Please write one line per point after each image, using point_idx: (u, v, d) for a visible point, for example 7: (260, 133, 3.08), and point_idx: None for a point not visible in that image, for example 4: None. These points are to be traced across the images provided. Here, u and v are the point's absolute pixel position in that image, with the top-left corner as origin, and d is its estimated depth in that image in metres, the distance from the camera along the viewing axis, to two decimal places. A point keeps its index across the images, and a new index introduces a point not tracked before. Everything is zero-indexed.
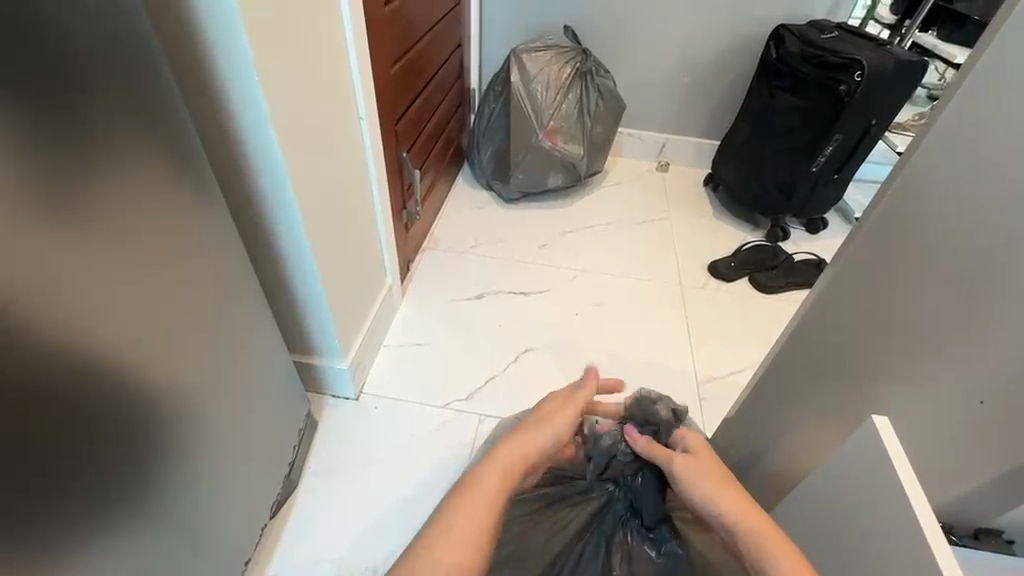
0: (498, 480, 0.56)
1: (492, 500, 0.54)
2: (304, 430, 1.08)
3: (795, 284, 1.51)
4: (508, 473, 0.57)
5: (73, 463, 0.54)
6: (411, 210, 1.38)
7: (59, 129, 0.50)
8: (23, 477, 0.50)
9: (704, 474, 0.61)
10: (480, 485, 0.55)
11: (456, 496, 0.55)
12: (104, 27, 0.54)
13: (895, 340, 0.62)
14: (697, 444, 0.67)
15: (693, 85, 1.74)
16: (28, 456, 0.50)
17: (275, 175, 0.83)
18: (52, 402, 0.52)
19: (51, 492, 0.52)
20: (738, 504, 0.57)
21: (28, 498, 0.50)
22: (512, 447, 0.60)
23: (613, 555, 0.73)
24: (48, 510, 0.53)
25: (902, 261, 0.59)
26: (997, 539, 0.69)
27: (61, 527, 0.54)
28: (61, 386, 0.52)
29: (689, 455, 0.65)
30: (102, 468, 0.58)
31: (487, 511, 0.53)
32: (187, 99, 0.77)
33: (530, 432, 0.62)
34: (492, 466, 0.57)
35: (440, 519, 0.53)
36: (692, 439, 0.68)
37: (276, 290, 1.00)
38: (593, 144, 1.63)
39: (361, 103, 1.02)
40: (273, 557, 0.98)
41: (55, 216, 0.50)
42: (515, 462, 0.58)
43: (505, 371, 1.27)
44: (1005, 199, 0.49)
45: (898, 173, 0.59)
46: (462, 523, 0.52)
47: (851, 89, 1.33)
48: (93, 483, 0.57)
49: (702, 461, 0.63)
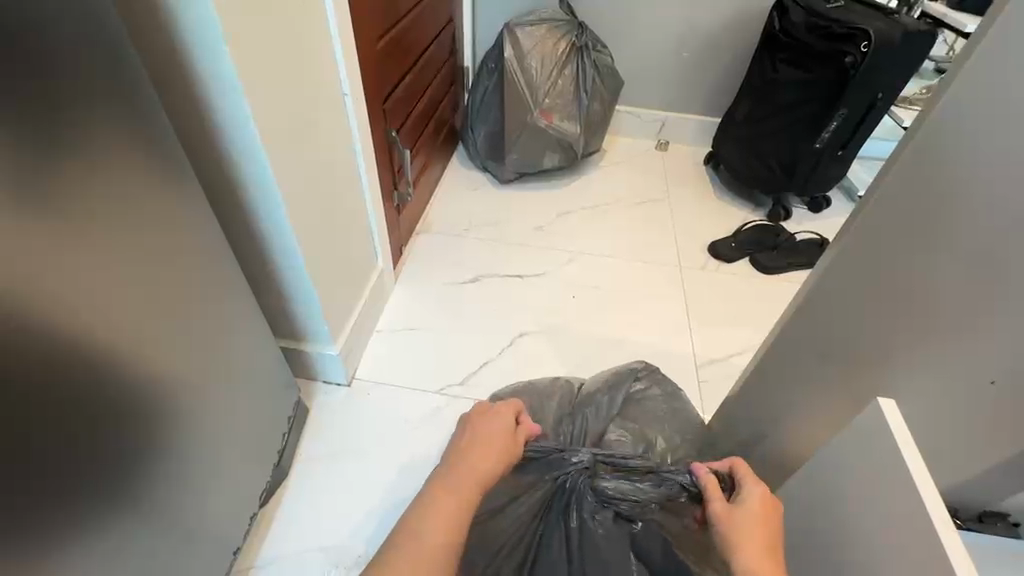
0: (470, 491, 0.60)
1: (456, 518, 0.57)
2: (294, 419, 1.07)
3: (797, 264, 1.48)
4: (458, 516, 0.57)
5: (72, 464, 0.54)
6: (403, 192, 1.35)
7: (31, 119, 0.47)
8: (11, 480, 0.48)
9: (744, 524, 0.58)
10: (449, 492, 0.59)
11: (430, 499, 0.59)
12: (79, 16, 0.51)
13: (908, 322, 0.59)
14: (752, 499, 0.61)
15: (693, 61, 1.69)
16: (26, 456, 0.49)
17: (254, 157, 0.79)
18: (50, 403, 0.51)
19: (45, 492, 0.52)
20: (762, 551, 0.56)
21: (20, 497, 0.49)
22: (456, 481, 0.60)
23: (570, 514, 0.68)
24: (50, 509, 0.53)
25: (919, 246, 0.56)
26: (1001, 522, 0.67)
27: (63, 527, 0.54)
28: (60, 384, 0.52)
29: (738, 506, 0.61)
30: (97, 466, 0.58)
31: (454, 520, 0.57)
32: (159, 83, 0.74)
33: (486, 446, 0.65)
34: (461, 475, 0.61)
35: (415, 525, 0.57)
36: (752, 491, 0.62)
37: (259, 277, 0.98)
38: (591, 124, 1.59)
39: (343, 80, 0.98)
40: (262, 547, 0.97)
41: (32, 213, 0.48)
42: (462, 492, 0.59)
43: (503, 355, 1.25)
44: (1008, 186, 0.47)
45: (903, 147, 0.55)
46: (436, 527, 0.56)
47: (856, 61, 1.28)
48: (88, 483, 0.57)
49: (746, 517, 0.59)
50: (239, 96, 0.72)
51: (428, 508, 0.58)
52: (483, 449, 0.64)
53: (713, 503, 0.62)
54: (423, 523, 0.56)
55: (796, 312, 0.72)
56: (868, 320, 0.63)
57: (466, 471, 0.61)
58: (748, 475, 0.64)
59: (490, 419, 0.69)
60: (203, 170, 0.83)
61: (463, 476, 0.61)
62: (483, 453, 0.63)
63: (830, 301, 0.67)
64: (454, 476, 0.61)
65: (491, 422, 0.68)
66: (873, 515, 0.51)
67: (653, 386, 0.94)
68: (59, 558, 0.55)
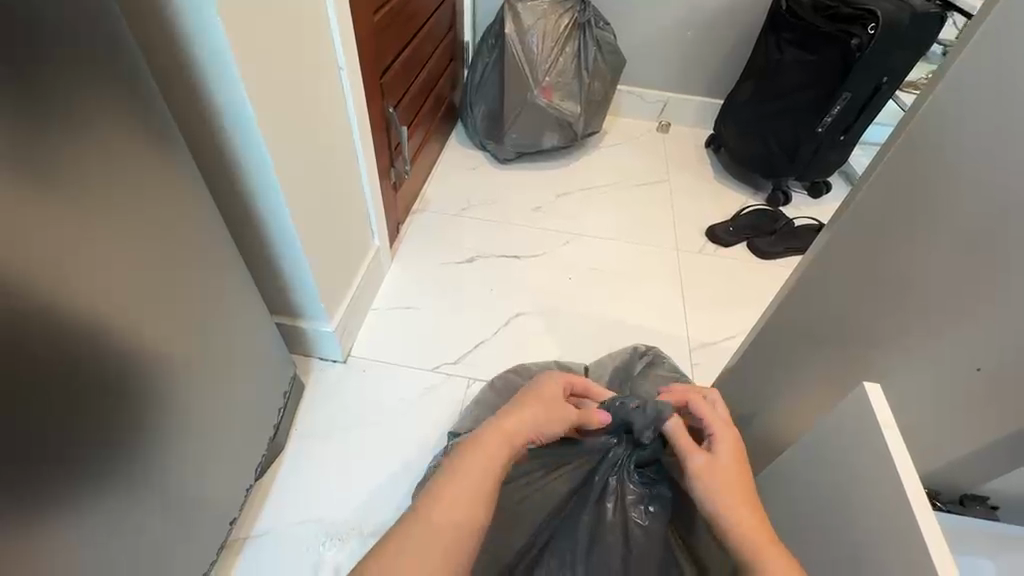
0: (503, 453, 0.57)
1: (492, 470, 0.55)
2: (291, 392, 1.08)
3: (795, 249, 1.48)
4: (490, 475, 0.54)
5: (73, 434, 0.55)
6: (400, 169, 1.33)
7: (32, 94, 0.47)
8: (14, 451, 0.49)
9: (729, 478, 0.57)
10: (487, 448, 0.56)
11: (463, 456, 0.55)
12: None
13: (900, 307, 0.60)
14: (727, 456, 0.60)
15: (697, 41, 1.66)
16: (31, 427, 0.50)
17: (246, 131, 0.78)
18: (57, 373, 0.52)
19: (47, 464, 0.53)
20: (744, 512, 0.54)
21: (23, 465, 0.50)
22: (491, 439, 0.57)
23: (608, 500, 0.67)
24: (51, 481, 0.53)
25: (901, 225, 0.56)
26: (983, 504, 0.69)
27: (67, 495, 0.55)
28: (65, 357, 0.52)
29: (718, 460, 0.59)
30: (98, 438, 0.58)
31: (484, 477, 0.54)
32: (148, 53, 0.72)
33: (530, 406, 0.62)
34: (501, 433, 0.58)
35: (439, 482, 0.54)
36: (724, 443, 0.61)
37: (253, 253, 0.98)
38: (591, 103, 1.57)
39: (340, 53, 0.96)
40: (259, 517, 0.99)
41: (30, 185, 0.47)
42: (495, 459, 0.56)
43: (498, 335, 1.26)
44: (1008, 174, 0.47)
45: (900, 132, 0.55)
46: (471, 483, 0.53)
47: (863, 43, 1.26)
48: (89, 453, 0.58)
49: (733, 475, 0.58)
50: (231, 66, 0.71)
51: (460, 468, 0.54)
52: (528, 412, 0.61)
53: (690, 456, 0.60)
54: (441, 497, 0.52)
55: (785, 299, 0.72)
56: (861, 305, 0.64)
57: (495, 430, 0.58)
58: (714, 416, 0.64)
59: (542, 385, 0.66)
60: (194, 142, 0.82)
61: (491, 439, 0.57)
62: (528, 416, 0.61)
63: (819, 291, 0.67)
64: (500, 429, 0.58)
65: (535, 390, 0.65)
66: (859, 498, 0.52)
67: (666, 367, 0.93)
68: (63, 526, 0.56)
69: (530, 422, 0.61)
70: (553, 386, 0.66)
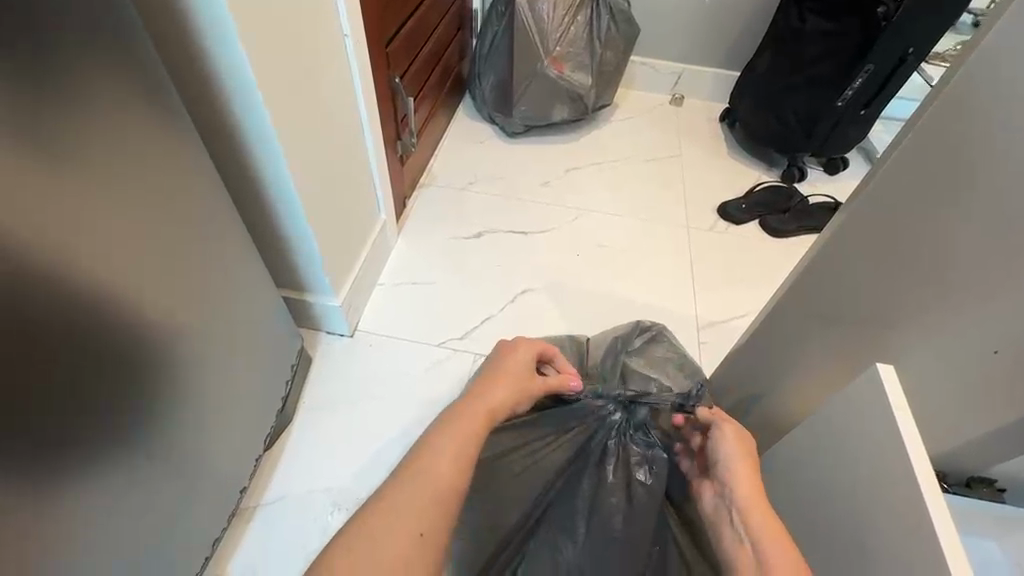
0: (483, 422, 0.57)
1: (475, 436, 0.56)
2: (299, 365, 1.08)
3: (809, 228, 1.45)
4: (472, 442, 0.55)
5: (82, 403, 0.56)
6: (406, 141, 1.31)
7: (33, 59, 0.46)
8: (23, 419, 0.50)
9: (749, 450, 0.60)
10: (466, 418, 0.57)
11: (445, 426, 0.56)
12: None
13: (916, 288, 0.58)
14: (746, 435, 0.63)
15: (714, 9, 1.59)
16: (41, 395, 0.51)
17: (248, 101, 0.77)
18: (65, 344, 0.52)
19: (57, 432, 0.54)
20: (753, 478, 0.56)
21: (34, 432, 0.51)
22: (470, 412, 0.58)
23: (608, 464, 0.68)
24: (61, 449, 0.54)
25: (926, 201, 0.54)
26: (990, 487, 0.68)
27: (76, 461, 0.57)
28: (72, 328, 0.53)
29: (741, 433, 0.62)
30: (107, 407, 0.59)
31: (469, 443, 0.54)
32: (148, 20, 0.71)
33: (504, 379, 0.63)
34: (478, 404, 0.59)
35: (424, 450, 0.53)
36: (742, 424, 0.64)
37: (259, 226, 0.97)
38: (603, 74, 1.52)
39: (344, 20, 0.93)
40: (269, 486, 1.01)
41: (31, 156, 0.47)
42: (476, 427, 0.56)
43: (504, 312, 1.25)
44: None
45: (929, 104, 0.52)
46: (456, 450, 0.53)
47: (889, 12, 1.22)
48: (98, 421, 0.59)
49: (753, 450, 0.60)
50: (230, 33, 0.69)
51: (443, 436, 0.54)
52: (501, 384, 0.62)
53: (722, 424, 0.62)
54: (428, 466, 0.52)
55: (798, 279, 0.70)
56: (875, 286, 0.62)
57: (476, 405, 0.58)
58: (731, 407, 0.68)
59: (512, 358, 0.66)
60: (197, 112, 0.81)
61: (472, 408, 0.58)
62: (502, 387, 0.62)
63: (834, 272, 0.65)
64: (476, 401, 0.59)
65: (505, 363, 0.66)
66: (864, 478, 0.52)
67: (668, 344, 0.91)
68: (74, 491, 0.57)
69: (506, 392, 0.62)
70: (520, 357, 0.67)
